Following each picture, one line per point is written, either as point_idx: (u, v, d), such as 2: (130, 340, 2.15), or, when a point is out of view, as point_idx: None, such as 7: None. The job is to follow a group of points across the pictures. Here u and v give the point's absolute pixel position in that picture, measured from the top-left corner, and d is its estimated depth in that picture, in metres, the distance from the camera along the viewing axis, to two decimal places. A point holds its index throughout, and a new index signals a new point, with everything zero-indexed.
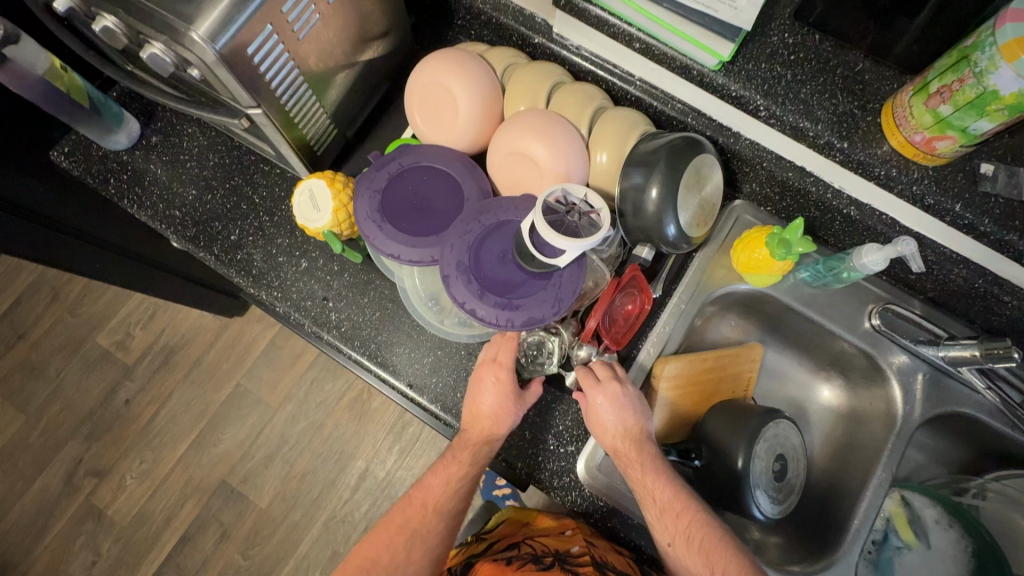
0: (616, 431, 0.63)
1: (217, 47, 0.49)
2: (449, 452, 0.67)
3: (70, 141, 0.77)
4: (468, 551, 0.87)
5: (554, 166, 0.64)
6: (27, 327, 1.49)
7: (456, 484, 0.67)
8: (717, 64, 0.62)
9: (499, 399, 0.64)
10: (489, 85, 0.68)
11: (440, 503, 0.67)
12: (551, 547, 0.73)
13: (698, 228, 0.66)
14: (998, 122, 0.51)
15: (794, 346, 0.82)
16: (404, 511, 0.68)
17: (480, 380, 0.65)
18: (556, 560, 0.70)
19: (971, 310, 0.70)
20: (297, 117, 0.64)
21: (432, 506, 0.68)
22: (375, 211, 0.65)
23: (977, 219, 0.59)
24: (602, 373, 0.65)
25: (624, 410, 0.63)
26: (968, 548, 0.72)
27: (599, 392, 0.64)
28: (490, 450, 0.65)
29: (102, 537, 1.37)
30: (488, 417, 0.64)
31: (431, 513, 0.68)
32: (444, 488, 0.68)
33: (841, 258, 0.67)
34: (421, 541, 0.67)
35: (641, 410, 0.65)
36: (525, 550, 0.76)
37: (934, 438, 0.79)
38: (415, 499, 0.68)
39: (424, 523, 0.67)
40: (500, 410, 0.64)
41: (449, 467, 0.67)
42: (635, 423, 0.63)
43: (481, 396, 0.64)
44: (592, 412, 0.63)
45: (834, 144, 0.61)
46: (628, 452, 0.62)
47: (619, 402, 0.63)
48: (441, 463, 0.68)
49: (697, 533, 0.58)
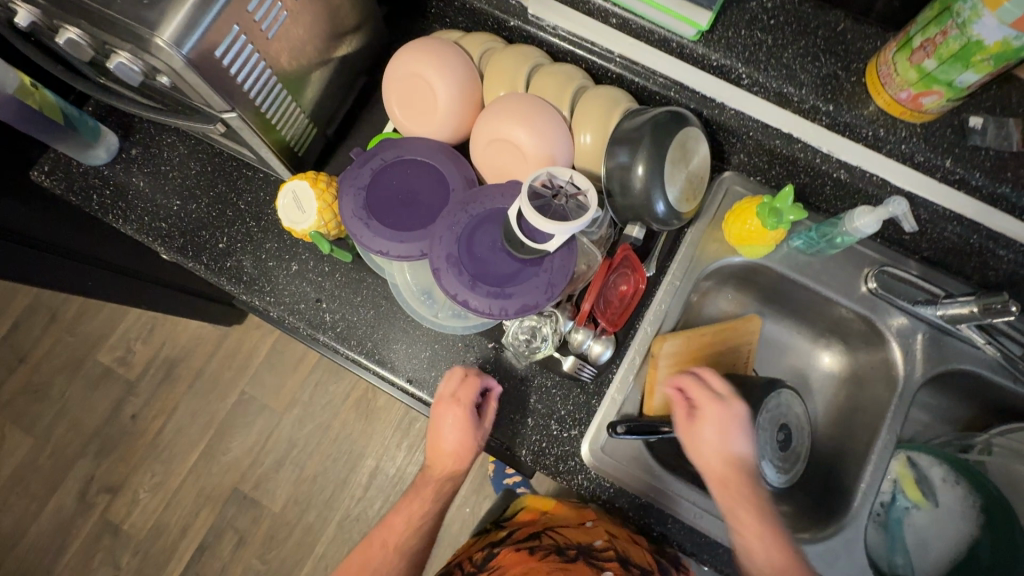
0: (718, 455, 0.62)
1: (183, 52, 0.48)
2: (412, 491, 0.73)
3: (49, 159, 0.76)
4: (487, 538, 0.87)
5: (539, 150, 0.64)
6: (27, 350, 1.49)
7: (419, 520, 0.72)
8: (695, 35, 0.62)
9: (461, 430, 0.66)
10: (466, 73, 0.67)
11: (398, 542, 0.71)
12: (574, 540, 0.77)
13: (687, 203, 0.65)
14: (985, 72, 0.50)
15: (792, 315, 0.81)
16: (368, 552, 0.72)
17: (439, 415, 0.66)
18: (580, 552, 0.74)
19: (967, 267, 0.70)
20: (275, 119, 0.63)
21: (392, 545, 0.71)
22: (360, 208, 0.64)
23: (967, 173, 0.59)
24: (713, 394, 0.64)
25: (732, 438, 0.63)
26: (974, 504, 0.73)
27: (710, 411, 0.63)
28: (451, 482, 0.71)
29: (120, 551, 1.38)
30: (448, 454, 0.68)
31: (392, 552, 0.71)
32: (410, 522, 0.72)
33: (834, 224, 0.67)
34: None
35: (750, 442, 0.64)
36: (547, 541, 0.78)
37: (938, 397, 0.79)
38: (381, 537, 0.72)
39: (383, 562, 0.71)
40: (461, 446, 0.67)
41: (413, 502, 0.72)
42: (733, 452, 0.63)
43: (440, 434, 0.67)
44: (696, 429, 0.63)
45: (820, 108, 0.61)
46: (732, 483, 0.62)
47: (728, 430, 0.63)
48: (403, 504, 0.73)
49: None
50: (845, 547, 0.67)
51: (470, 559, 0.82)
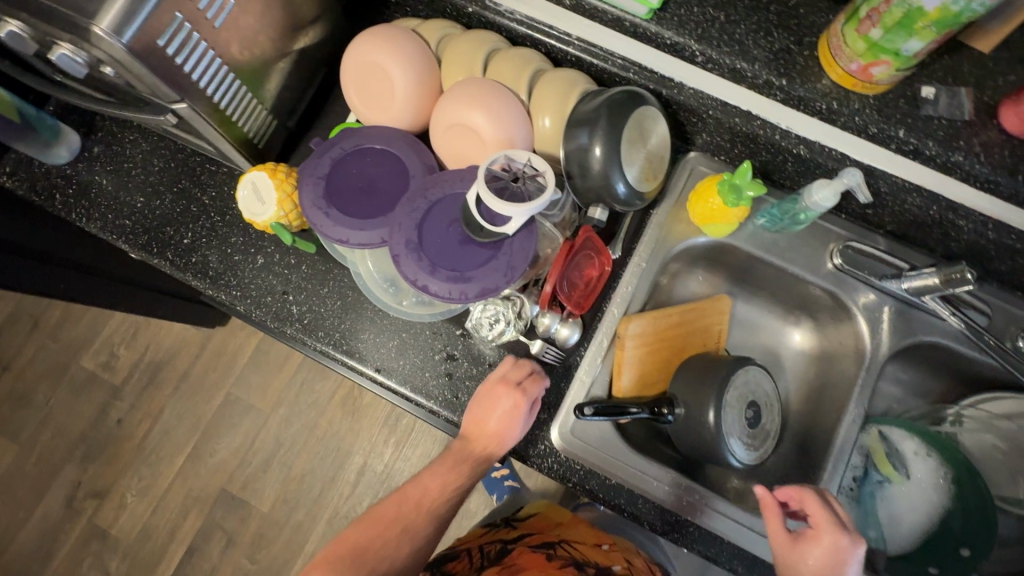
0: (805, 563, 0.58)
1: (124, 41, 0.47)
2: (445, 457, 0.68)
3: (11, 160, 0.76)
4: (496, 534, 0.87)
5: (496, 134, 0.64)
6: (11, 357, 1.49)
7: (453, 486, 0.66)
8: (647, 14, 0.61)
9: (501, 412, 0.63)
10: (423, 59, 0.67)
11: (435, 505, 0.66)
12: (592, 559, 0.78)
13: (647, 182, 0.65)
14: (928, 39, 0.50)
15: (763, 295, 0.82)
16: (399, 506, 0.65)
17: (484, 394, 0.65)
18: (599, 572, 0.75)
19: (931, 239, 0.70)
20: (235, 114, 0.63)
21: (426, 506, 0.65)
22: (320, 197, 0.65)
23: (921, 142, 0.59)
24: (835, 518, 0.59)
25: (838, 570, 0.57)
26: (946, 476, 0.73)
27: (829, 531, 0.58)
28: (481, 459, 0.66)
29: (109, 556, 1.38)
30: (494, 434, 0.64)
31: (425, 511, 0.65)
32: (446, 491, 0.67)
33: (795, 200, 0.67)
34: (403, 536, 0.64)
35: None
36: (565, 551, 0.78)
37: (909, 371, 0.79)
38: (413, 493, 0.66)
39: (412, 520, 0.65)
40: (509, 429, 0.64)
41: (450, 466, 0.67)
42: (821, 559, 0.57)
43: (476, 410, 0.65)
44: (802, 546, 0.58)
45: (773, 82, 0.61)
46: None
47: (837, 563, 0.57)
48: (437, 468, 0.67)
49: None
50: None
51: (479, 548, 0.82)
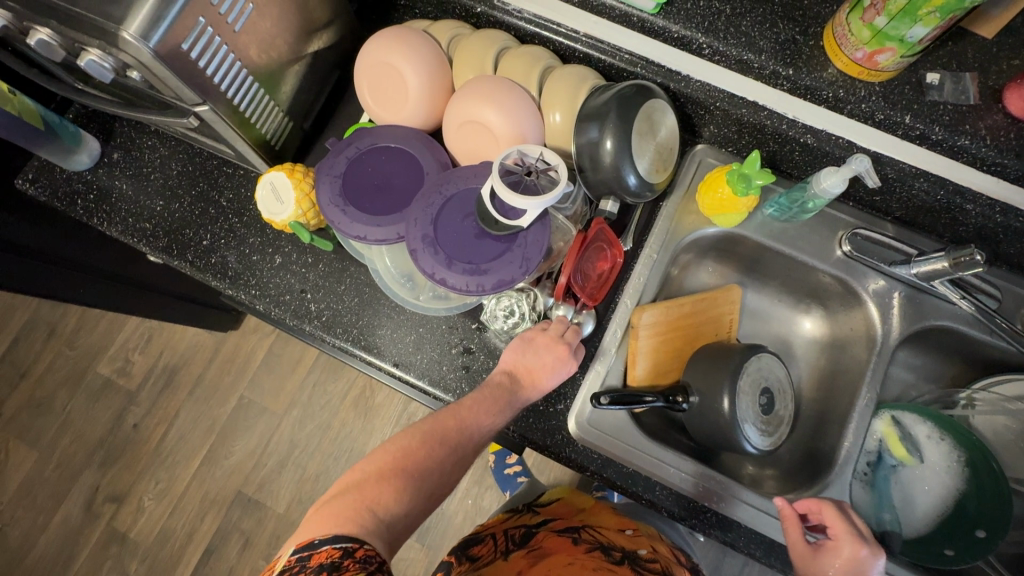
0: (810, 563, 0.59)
1: (150, 45, 0.49)
2: (484, 391, 0.63)
3: (33, 167, 0.77)
4: (520, 519, 0.88)
5: (509, 130, 0.65)
6: (28, 365, 1.51)
7: (494, 420, 0.61)
8: (654, 9, 0.63)
9: (545, 368, 0.65)
10: (434, 58, 0.68)
11: (464, 439, 0.59)
12: (617, 543, 0.78)
13: (658, 174, 0.66)
14: (933, 25, 0.51)
15: (772, 284, 0.83)
16: (417, 448, 0.57)
17: (535, 340, 0.66)
18: (625, 556, 0.75)
19: (939, 225, 0.71)
20: (252, 115, 0.65)
21: (460, 428, 0.59)
22: (337, 195, 0.66)
23: (927, 127, 0.60)
24: (854, 528, 0.60)
25: None
26: (960, 459, 0.74)
27: (848, 543, 0.59)
28: (517, 399, 0.63)
29: (128, 559, 1.39)
30: (535, 380, 0.64)
31: (452, 447, 0.59)
32: (478, 425, 0.60)
33: (803, 188, 0.67)
34: (420, 470, 0.56)
35: None
36: (590, 536, 0.79)
37: (920, 356, 0.80)
38: (442, 424, 0.59)
39: (425, 458, 0.57)
40: (549, 379, 0.65)
41: (488, 400, 0.62)
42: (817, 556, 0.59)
43: (522, 356, 0.65)
44: (823, 556, 0.59)
45: (780, 72, 0.62)
46: None
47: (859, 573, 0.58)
48: (477, 401, 0.62)
49: None
50: None
51: (504, 534, 0.83)
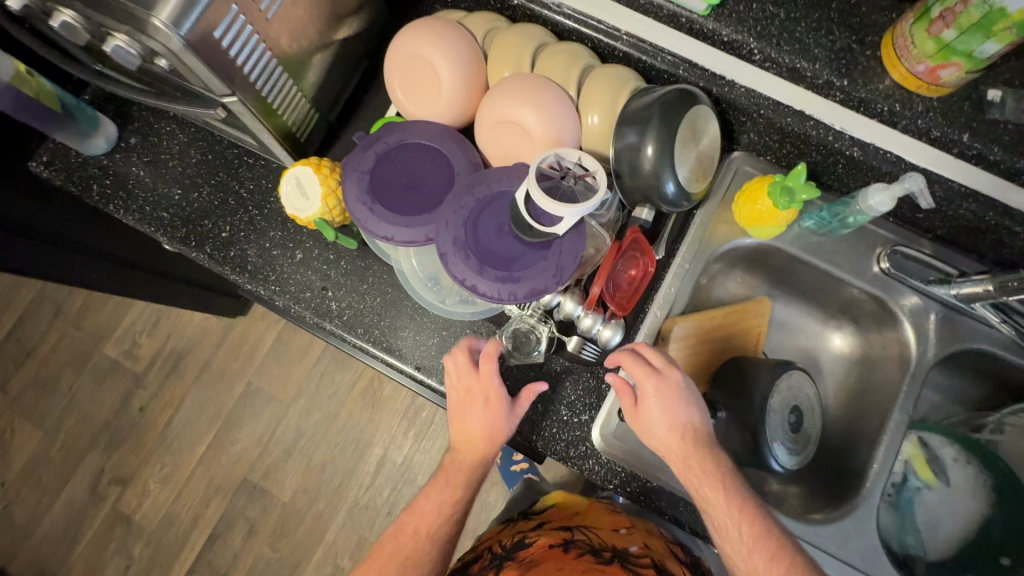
0: (677, 430, 0.60)
1: (182, 33, 0.47)
2: (440, 475, 0.68)
3: (48, 150, 0.75)
4: (515, 526, 0.87)
5: (546, 132, 0.62)
6: (34, 345, 1.49)
7: (501, 431, 0.64)
8: (706, 9, 0.60)
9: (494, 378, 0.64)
10: (470, 53, 0.65)
11: (471, 474, 0.66)
12: (609, 543, 0.77)
13: (697, 183, 0.64)
14: (1006, 42, 0.49)
15: (801, 297, 0.81)
16: (397, 537, 0.66)
17: (457, 353, 0.65)
18: (615, 557, 0.74)
19: (982, 245, 0.69)
20: (277, 105, 0.62)
21: (425, 531, 0.66)
22: (364, 193, 0.64)
23: (986, 148, 0.58)
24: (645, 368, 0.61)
25: (679, 411, 0.61)
26: (986, 483, 0.73)
27: (649, 381, 0.60)
28: (501, 401, 0.64)
29: (133, 542, 1.40)
30: (466, 429, 0.65)
31: (425, 538, 0.66)
32: (482, 441, 0.64)
33: (846, 203, 0.65)
34: (414, 568, 0.64)
35: (695, 408, 0.62)
36: (582, 538, 0.78)
37: (949, 377, 0.78)
38: (451, 475, 0.67)
39: (417, 549, 0.65)
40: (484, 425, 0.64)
41: (471, 412, 0.64)
42: (696, 423, 0.61)
43: (461, 371, 0.65)
44: (642, 408, 0.61)
45: (834, 82, 0.59)
46: (694, 461, 0.59)
47: (672, 403, 0.61)
48: (433, 487, 0.67)
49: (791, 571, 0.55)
50: (857, 527, 0.67)
51: (501, 545, 0.82)
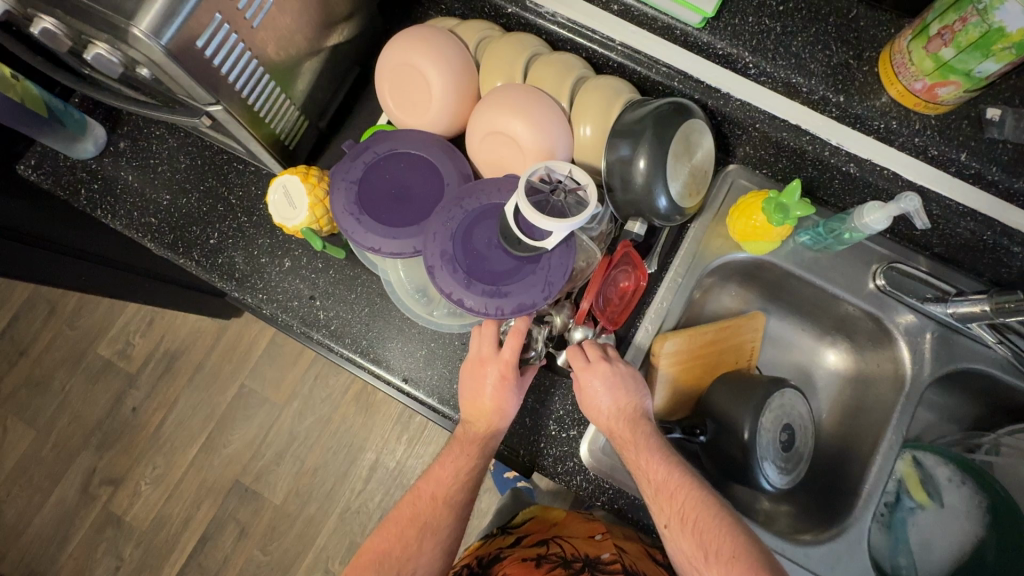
0: (609, 410, 0.61)
1: (162, 42, 0.46)
2: (454, 443, 0.66)
3: (36, 154, 0.74)
4: (494, 543, 0.88)
5: (537, 144, 0.61)
6: (27, 344, 1.49)
7: (513, 404, 0.63)
8: (700, 22, 0.59)
9: (515, 353, 0.62)
10: (461, 62, 0.64)
11: (484, 445, 0.64)
12: (581, 552, 0.76)
13: (690, 198, 0.63)
14: (1005, 62, 0.48)
15: (796, 312, 0.79)
16: (414, 504, 0.67)
17: (485, 324, 0.64)
18: (586, 565, 0.74)
19: (979, 264, 0.67)
20: (264, 113, 0.61)
21: (441, 498, 0.66)
22: (352, 203, 0.63)
23: (983, 167, 0.57)
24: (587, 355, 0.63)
25: (617, 388, 0.61)
26: (981, 504, 0.72)
27: (588, 370, 0.61)
28: (515, 377, 0.62)
29: (123, 543, 1.39)
30: (488, 411, 0.62)
31: (441, 505, 0.66)
32: (494, 416, 0.62)
33: (842, 219, 0.64)
34: (432, 534, 0.65)
35: (636, 387, 0.62)
36: (554, 551, 0.78)
37: (945, 396, 0.77)
38: (464, 444, 0.65)
39: (433, 516, 0.65)
40: (499, 395, 0.62)
41: (489, 386, 0.62)
42: (628, 400, 0.61)
43: (485, 343, 0.63)
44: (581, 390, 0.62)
45: (830, 99, 0.58)
46: (623, 433, 0.60)
47: (611, 380, 0.61)
48: (448, 455, 0.66)
49: (693, 514, 0.55)
50: (848, 549, 0.66)
51: (477, 561, 0.82)
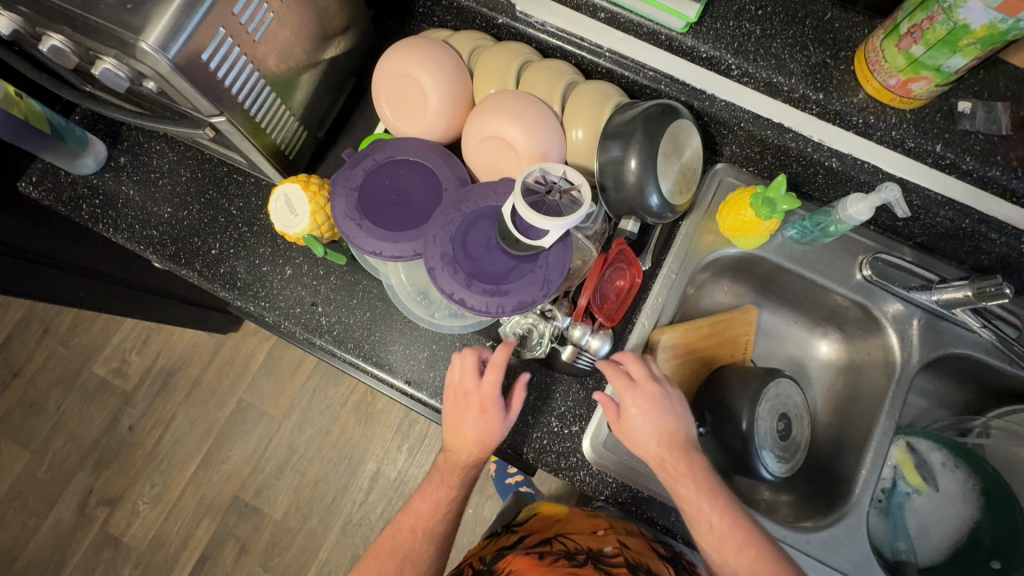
0: (661, 440, 0.60)
1: (169, 56, 0.47)
2: (438, 468, 0.68)
3: (37, 170, 0.75)
4: (498, 542, 0.88)
5: (531, 147, 0.63)
6: (22, 364, 1.48)
7: (496, 437, 0.63)
8: (683, 27, 0.61)
9: (495, 387, 0.62)
10: (456, 71, 0.67)
11: (468, 470, 0.66)
12: (585, 546, 0.77)
13: (681, 195, 0.65)
14: (972, 56, 0.50)
15: (787, 305, 0.81)
16: (394, 537, 0.67)
17: (465, 355, 0.64)
18: (590, 558, 0.74)
19: (961, 252, 0.70)
20: (266, 124, 0.63)
21: (430, 515, 0.67)
22: (352, 209, 0.64)
23: (958, 157, 0.59)
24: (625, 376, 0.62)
25: (666, 417, 0.61)
26: (975, 487, 0.73)
27: (632, 396, 0.61)
28: (498, 409, 0.63)
29: (121, 564, 1.37)
30: (471, 443, 0.63)
31: (422, 536, 0.67)
32: (476, 447, 0.63)
33: (827, 212, 0.67)
34: (421, 548, 0.66)
35: (683, 415, 0.62)
36: (557, 547, 0.78)
37: (935, 382, 0.79)
38: (446, 472, 0.67)
39: (414, 549, 0.66)
40: (480, 431, 0.63)
41: (468, 419, 0.63)
42: (679, 431, 0.61)
43: (466, 375, 0.63)
44: (626, 418, 0.61)
45: (810, 96, 0.61)
46: (676, 465, 0.59)
47: (660, 408, 0.60)
48: (434, 476, 0.68)
49: (764, 565, 0.55)
50: (848, 534, 0.67)
51: (481, 560, 0.82)
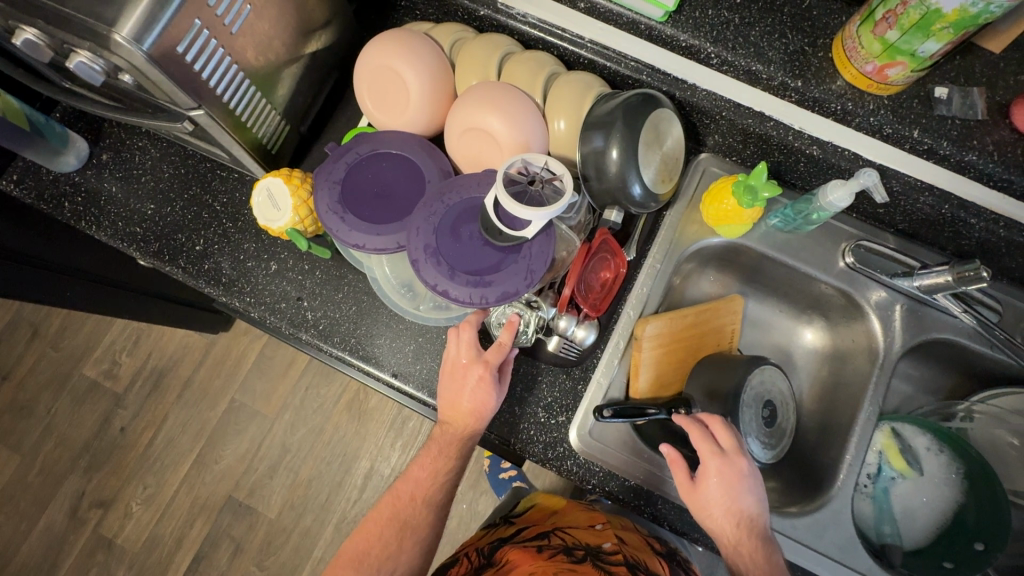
0: (729, 512, 0.59)
1: (144, 48, 0.47)
2: (431, 445, 0.68)
3: (18, 169, 0.75)
4: (495, 533, 0.89)
5: (514, 138, 0.63)
6: (10, 368, 1.47)
7: (491, 407, 0.63)
8: (662, 16, 0.61)
9: (495, 355, 0.64)
10: (437, 63, 0.67)
11: (462, 445, 0.66)
12: (583, 542, 0.76)
13: (664, 184, 0.65)
14: (945, 41, 0.51)
15: (773, 294, 0.82)
16: (385, 516, 0.68)
17: (462, 329, 0.65)
18: (588, 554, 0.74)
19: (941, 238, 0.71)
20: (247, 118, 0.62)
21: (420, 498, 0.68)
22: (335, 202, 0.64)
23: (936, 142, 0.60)
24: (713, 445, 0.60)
25: (742, 494, 0.59)
26: (959, 471, 0.74)
27: (713, 464, 0.59)
28: (494, 377, 0.64)
29: (115, 566, 1.37)
30: (467, 414, 0.63)
31: (411, 518, 0.67)
32: (471, 418, 0.63)
33: (809, 200, 0.67)
34: (411, 533, 0.66)
35: (759, 496, 0.60)
36: (555, 541, 0.78)
37: (920, 368, 0.80)
38: (440, 447, 0.67)
39: (414, 515, 0.67)
40: (476, 401, 0.63)
41: (466, 388, 0.63)
42: (751, 510, 0.59)
43: (465, 345, 0.64)
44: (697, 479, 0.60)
45: (788, 84, 0.61)
46: (740, 542, 0.58)
47: (736, 484, 0.59)
48: (427, 455, 0.68)
49: None
50: (833, 519, 0.68)
51: (478, 551, 0.83)
